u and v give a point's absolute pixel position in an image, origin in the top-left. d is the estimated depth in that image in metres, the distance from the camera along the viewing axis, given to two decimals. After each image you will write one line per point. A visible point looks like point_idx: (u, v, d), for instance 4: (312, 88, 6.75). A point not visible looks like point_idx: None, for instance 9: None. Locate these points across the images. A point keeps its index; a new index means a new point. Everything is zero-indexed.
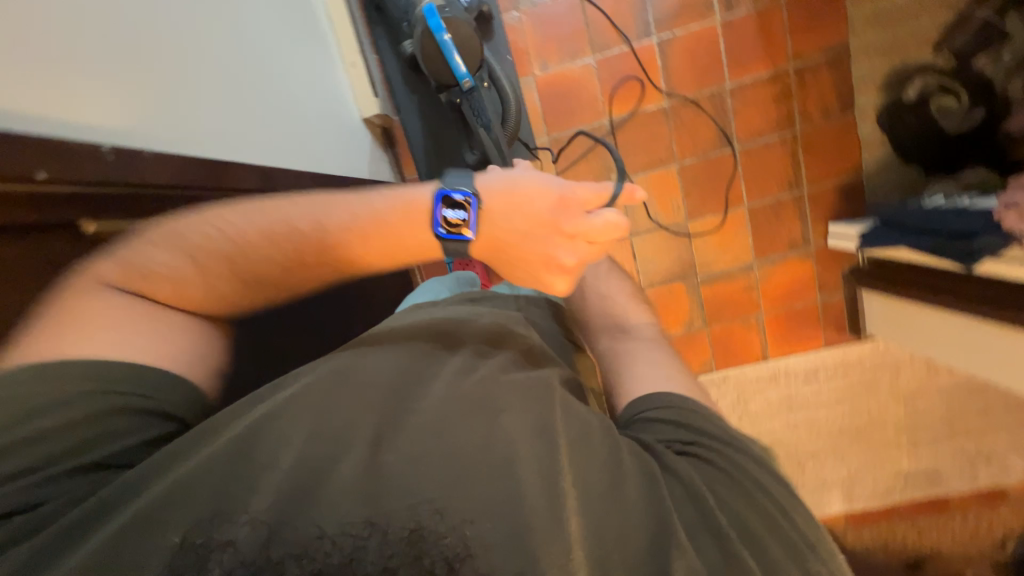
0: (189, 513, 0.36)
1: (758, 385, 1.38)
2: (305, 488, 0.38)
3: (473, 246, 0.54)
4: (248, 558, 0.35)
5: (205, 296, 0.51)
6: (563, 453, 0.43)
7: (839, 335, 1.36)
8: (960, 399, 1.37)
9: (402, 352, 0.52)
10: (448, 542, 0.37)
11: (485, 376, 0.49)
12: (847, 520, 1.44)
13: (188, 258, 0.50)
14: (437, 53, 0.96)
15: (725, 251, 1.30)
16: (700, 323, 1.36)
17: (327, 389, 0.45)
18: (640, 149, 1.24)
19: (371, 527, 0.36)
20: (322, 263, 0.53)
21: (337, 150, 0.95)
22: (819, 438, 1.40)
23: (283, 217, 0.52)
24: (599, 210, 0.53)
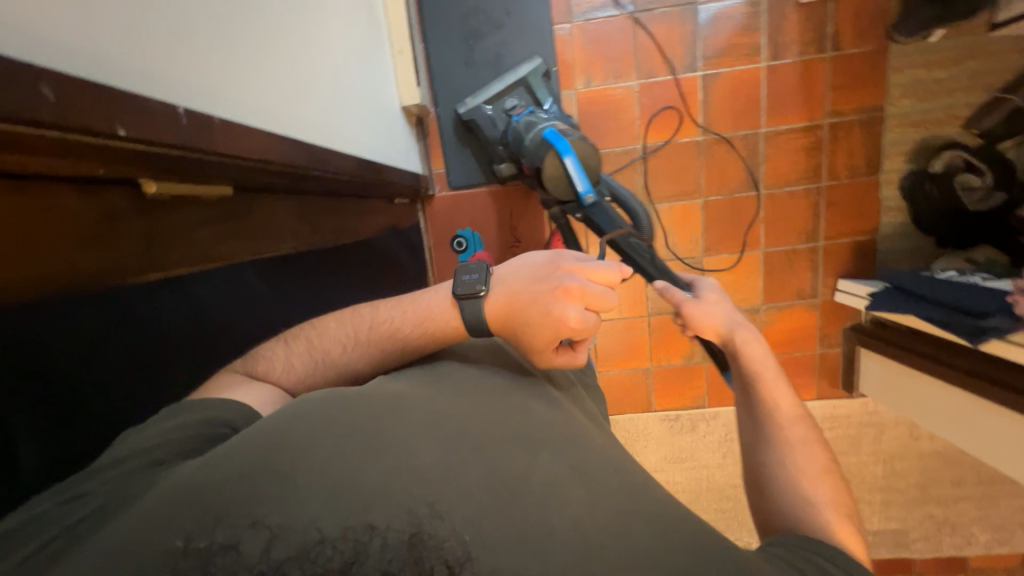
0: (187, 520, 0.32)
1: None
2: (309, 489, 0.34)
3: (489, 308, 0.57)
4: (250, 563, 0.30)
5: (287, 374, 0.55)
6: (570, 474, 0.42)
7: (832, 388, 1.39)
8: (936, 466, 1.40)
9: (436, 376, 0.52)
10: (448, 547, 0.33)
11: (522, 411, 0.49)
12: None
13: (282, 340, 0.57)
14: (560, 172, 0.94)
15: (736, 291, 1.32)
16: (700, 357, 1.37)
17: (364, 399, 0.44)
18: (669, 178, 1.25)
19: (371, 530, 0.33)
20: (370, 342, 0.58)
21: (375, 137, 0.92)
22: None
23: (352, 308, 0.61)
24: (591, 263, 0.58)
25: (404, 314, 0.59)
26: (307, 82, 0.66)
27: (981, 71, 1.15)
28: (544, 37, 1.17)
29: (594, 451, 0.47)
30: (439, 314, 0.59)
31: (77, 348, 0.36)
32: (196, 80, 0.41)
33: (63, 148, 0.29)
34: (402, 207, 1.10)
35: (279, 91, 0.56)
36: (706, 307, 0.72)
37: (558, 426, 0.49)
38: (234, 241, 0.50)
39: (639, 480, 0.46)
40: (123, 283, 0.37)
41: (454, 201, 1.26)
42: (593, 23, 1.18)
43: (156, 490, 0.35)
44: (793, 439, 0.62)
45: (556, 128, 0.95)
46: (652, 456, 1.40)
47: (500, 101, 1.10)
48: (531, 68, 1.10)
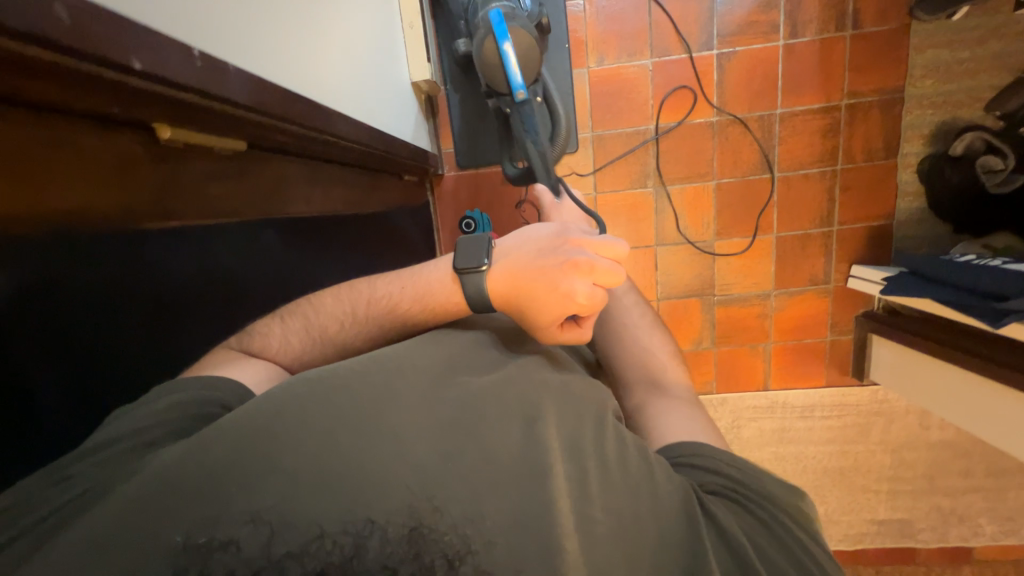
0: (185, 517, 0.33)
1: (754, 413, 1.39)
2: (304, 479, 0.36)
3: (492, 286, 0.56)
4: (251, 559, 0.32)
5: (288, 352, 0.54)
6: (556, 454, 0.44)
7: (841, 376, 1.37)
8: (945, 456, 1.39)
9: (435, 352, 0.52)
10: (448, 540, 0.36)
11: (522, 388, 0.49)
12: None
13: (276, 318, 0.55)
14: (496, 59, 0.93)
15: (746, 276, 1.30)
16: (708, 343, 1.36)
17: (358, 384, 0.44)
18: (681, 160, 1.23)
19: (371, 525, 0.35)
20: (369, 319, 0.57)
21: (385, 109, 0.91)
22: (804, 475, 1.41)
23: (350, 285, 0.60)
24: (595, 239, 0.57)
25: (405, 291, 0.58)
26: (318, 47, 0.64)
27: (1005, 52, 1.12)
28: (557, 13, 1.15)
29: (587, 427, 0.49)
30: (441, 289, 0.58)
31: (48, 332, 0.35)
32: (209, 25, 0.40)
33: (75, 75, 0.29)
34: (412, 186, 1.09)
35: (288, 48, 0.55)
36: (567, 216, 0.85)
37: (557, 402, 0.50)
38: (250, 201, 0.50)
39: (631, 459, 0.48)
40: (108, 220, 0.37)
41: (463, 182, 1.25)
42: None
43: (144, 477, 0.35)
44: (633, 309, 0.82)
45: (501, 10, 0.92)
46: None
47: None
48: None
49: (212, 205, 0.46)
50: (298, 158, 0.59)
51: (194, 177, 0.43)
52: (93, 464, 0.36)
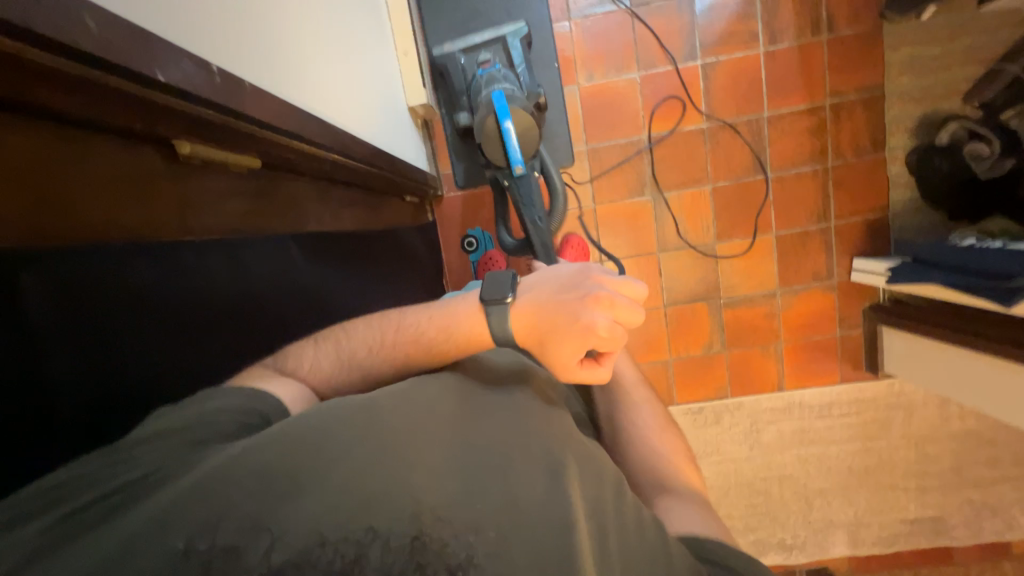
0: (188, 522, 0.32)
1: (771, 415, 1.36)
2: (324, 492, 0.35)
3: (515, 321, 0.55)
4: (250, 567, 0.31)
5: (319, 374, 0.54)
6: (575, 495, 0.43)
7: (856, 371, 1.36)
8: (969, 446, 1.36)
9: (470, 379, 0.52)
10: (450, 551, 0.35)
11: (551, 424, 0.49)
12: (850, 564, 1.41)
13: (312, 340, 0.56)
14: (496, 136, 0.98)
15: (750, 277, 1.30)
16: (718, 346, 1.35)
17: (398, 403, 0.45)
18: (676, 166, 1.25)
19: (371, 534, 0.33)
20: (396, 346, 0.56)
21: (383, 129, 0.93)
22: (828, 475, 1.38)
23: (382, 314, 0.59)
24: (617, 278, 0.56)
25: (432, 318, 0.57)
26: (317, 71, 0.66)
27: (974, 46, 1.17)
28: (544, 35, 1.19)
29: (612, 485, 0.48)
30: (467, 319, 0.56)
31: (77, 337, 0.35)
32: (216, 46, 0.41)
33: (94, 89, 0.29)
34: (413, 207, 1.10)
35: (288, 69, 0.56)
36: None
37: (583, 447, 0.49)
38: (253, 216, 0.52)
39: (646, 523, 0.47)
40: (165, 238, 0.42)
41: (463, 202, 1.26)
42: (592, 20, 1.20)
43: (190, 477, 0.35)
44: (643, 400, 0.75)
45: (503, 90, 0.97)
46: None
47: (474, 53, 1.08)
48: (513, 27, 1.08)
49: (231, 209, 0.49)
50: (301, 177, 0.60)
51: (222, 186, 0.47)
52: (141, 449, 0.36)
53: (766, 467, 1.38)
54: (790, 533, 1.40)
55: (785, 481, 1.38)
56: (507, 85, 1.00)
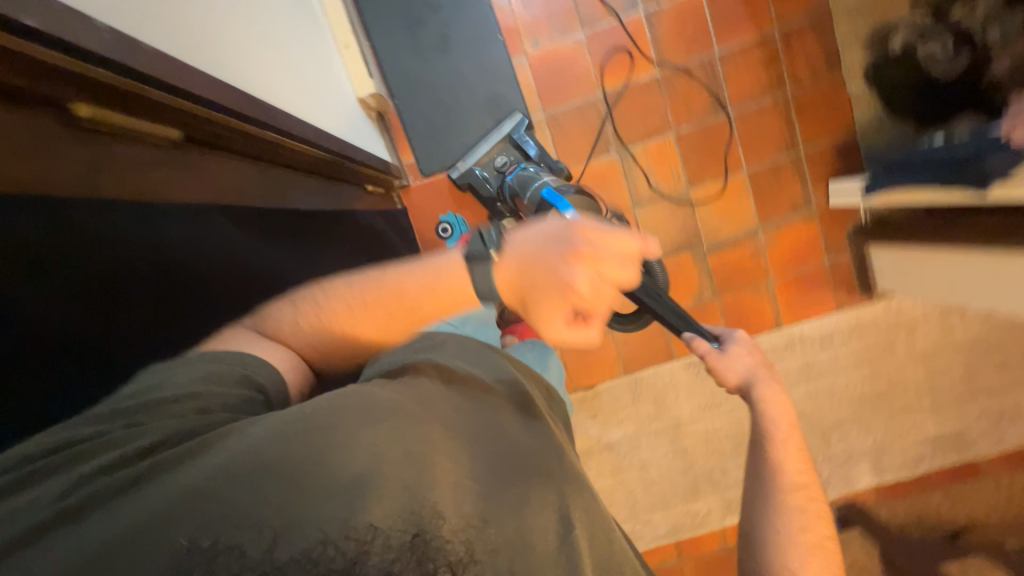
0: (194, 519, 0.38)
1: (774, 354, 1.35)
2: (329, 495, 0.42)
3: (496, 278, 0.50)
4: (253, 559, 0.38)
5: (294, 334, 0.59)
6: (538, 514, 0.52)
7: (851, 297, 1.34)
8: (978, 355, 1.35)
9: (476, 391, 0.59)
10: (449, 550, 0.44)
11: (539, 440, 0.59)
12: (879, 493, 1.41)
13: (290, 302, 0.59)
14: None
15: (729, 218, 1.29)
16: (710, 293, 1.34)
17: (416, 413, 0.51)
18: (637, 119, 1.25)
19: (373, 531, 0.42)
20: (375, 303, 0.56)
21: (331, 116, 0.93)
22: (840, 405, 1.37)
23: (362, 273, 0.58)
24: (613, 232, 0.48)
25: (412, 274, 0.55)
26: (244, 55, 0.65)
27: None
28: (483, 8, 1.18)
29: (585, 501, 0.58)
30: (451, 277, 0.53)
31: (41, 301, 0.48)
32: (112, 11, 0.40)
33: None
34: (379, 197, 1.12)
35: (208, 49, 0.55)
36: (728, 358, 0.75)
37: (569, 472, 0.59)
38: (183, 184, 0.49)
39: (606, 536, 0.58)
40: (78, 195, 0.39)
41: (431, 187, 1.26)
42: None
43: (208, 456, 0.41)
44: (801, 514, 0.65)
45: (552, 185, 0.92)
46: (685, 405, 1.39)
47: (489, 161, 1.17)
48: (512, 123, 1.17)
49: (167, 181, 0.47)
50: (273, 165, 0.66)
51: (148, 154, 0.45)
52: (137, 429, 0.43)
53: None
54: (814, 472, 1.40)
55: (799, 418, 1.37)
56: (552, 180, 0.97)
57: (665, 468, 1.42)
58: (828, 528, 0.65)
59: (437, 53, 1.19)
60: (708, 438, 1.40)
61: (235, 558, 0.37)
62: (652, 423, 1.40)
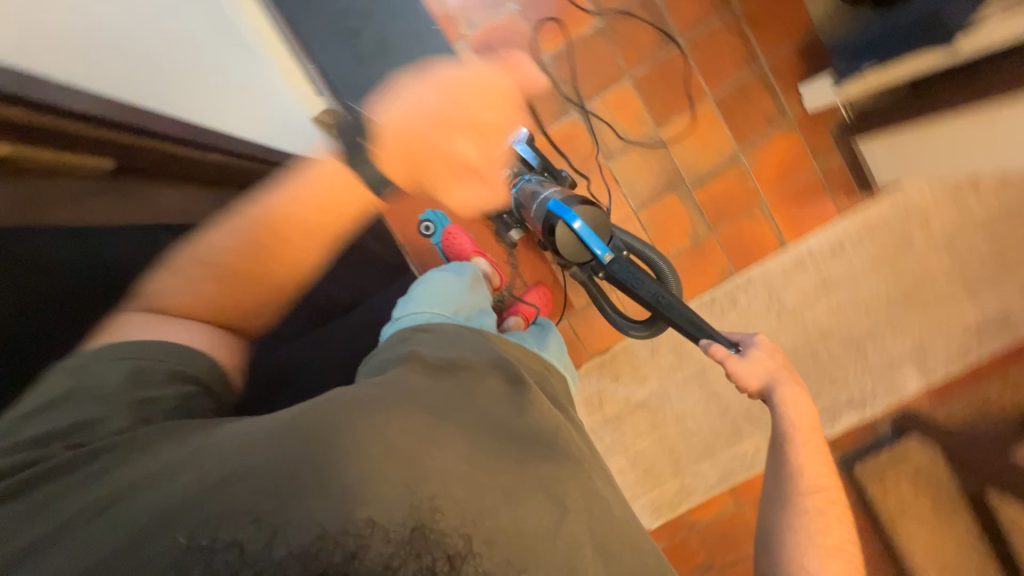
0: (188, 521, 0.40)
1: (786, 276, 1.30)
2: (331, 491, 0.43)
3: None
4: (252, 556, 0.40)
5: (199, 302, 0.59)
6: (540, 501, 0.53)
7: (852, 199, 1.28)
8: (1004, 227, 1.27)
9: (464, 380, 0.61)
10: (449, 540, 0.45)
11: (530, 422, 0.60)
12: (930, 395, 1.34)
13: (173, 270, 0.59)
14: (573, 243, 0.83)
15: (706, 150, 1.26)
16: (705, 230, 1.30)
17: (403, 407, 0.52)
18: (590, 74, 1.23)
19: (372, 526, 0.43)
20: (283, 244, 0.58)
21: None
22: (868, 312, 1.31)
23: (236, 217, 0.58)
24: None
25: (291, 200, 0.58)
26: None
27: None
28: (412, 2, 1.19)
29: (584, 477, 0.60)
30: (337, 198, 0.59)
31: None
32: None
33: None
34: None
35: None
36: (749, 364, 0.77)
37: (565, 453, 0.60)
38: None
39: (608, 506, 0.60)
40: None
41: (403, 190, 1.27)
42: None
43: (191, 469, 0.43)
44: (816, 513, 0.69)
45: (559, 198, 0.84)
46: None
47: None
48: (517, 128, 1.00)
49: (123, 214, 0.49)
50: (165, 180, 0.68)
51: None
52: (109, 455, 0.45)
53: (802, 331, 1.33)
54: (856, 388, 1.35)
55: (827, 335, 1.32)
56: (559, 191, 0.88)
57: (700, 416, 1.39)
58: (847, 533, 0.69)
59: (377, 53, 1.17)
60: None
61: (234, 554, 0.40)
62: (676, 373, 1.37)
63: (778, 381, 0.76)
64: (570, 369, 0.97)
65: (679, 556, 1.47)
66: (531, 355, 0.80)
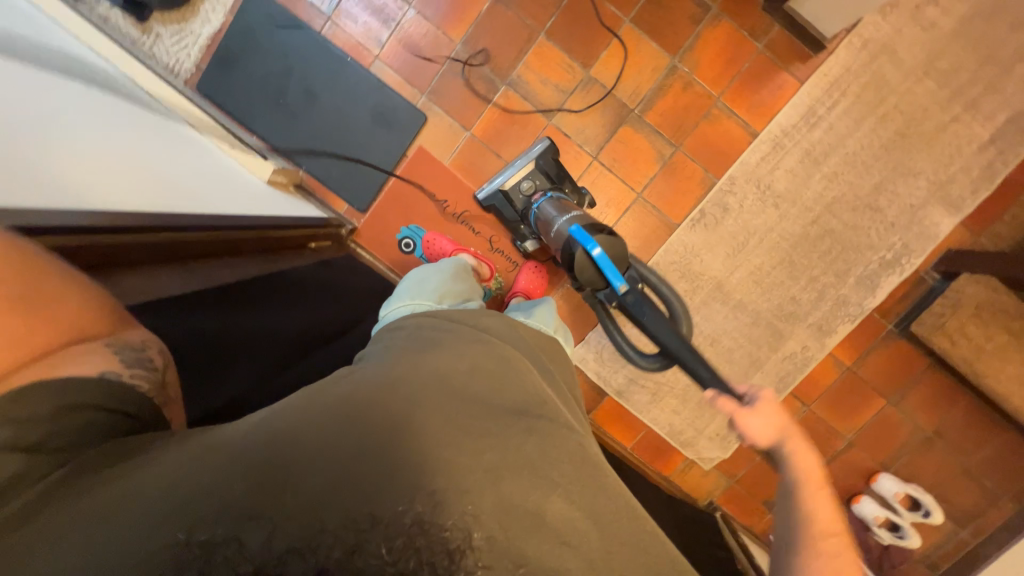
0: (191, 518, 0.42)
1: (768, 163, 1.25)
2: (313, 490, 0.45)
3: None
4: (251, 553, 0.41)
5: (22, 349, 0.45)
6: (525, 479, 0.52)
7: (809, 63, 1.22)
8: (980, 29, 1.18)
9: (446, 358, 0.60)
10: (447, 534, 0.46)
11: (514, 399, 0.59)
12: (966, 229, 1.25)
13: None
14: (590, 267, 0.92)
15: (642, 72, 1.24)
16: (670, 149, 1.27)
17: (383, 398, 0.52)
18: (503, 44, 1.24)
19: (371, 522, 0.44)
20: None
21: (259, 201, 1.02)
22: (867, 168, 1.24)
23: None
24: None
25: None
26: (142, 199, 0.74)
27: None
28: (322, 46, 1.25)
29: (574, 448, 0.59)
30: None
31: None
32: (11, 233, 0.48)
33: None
34: (327, 249, 1.22)
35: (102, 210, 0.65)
36: (760, 418, 0.69)
37: (552, 426, 0.59)
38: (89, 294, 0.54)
39: (600, 473, 0.59)
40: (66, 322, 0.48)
41: (373, 218, 1.32)
42: (349, 4, 1.26)
43: (185, 477, 0.43)
44: (827, 555, 0.61)
45: (580, 225, 0.94)
46: (716, 262, 1.30)
47: (517, 186, 1.20)
48: (543, 149, 1.18)
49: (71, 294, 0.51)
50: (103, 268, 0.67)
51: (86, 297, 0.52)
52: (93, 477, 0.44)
53: (807, 211, 1.26)
54: (885, 248, 1.27)
55: (833, 206, 1.26)
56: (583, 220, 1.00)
57: (734, 331, 1.34)
58: None
59: (305, 104, 1.27)
60: (758, 278, 1.30)
61: (235, 549, 0.41)
62: (695, 299, 1.33)
63: (789, 442, 0.68)
64: (563, 333, 0.94)
65: (764, 476, 1.42)
66: (515, 328, 0.78)
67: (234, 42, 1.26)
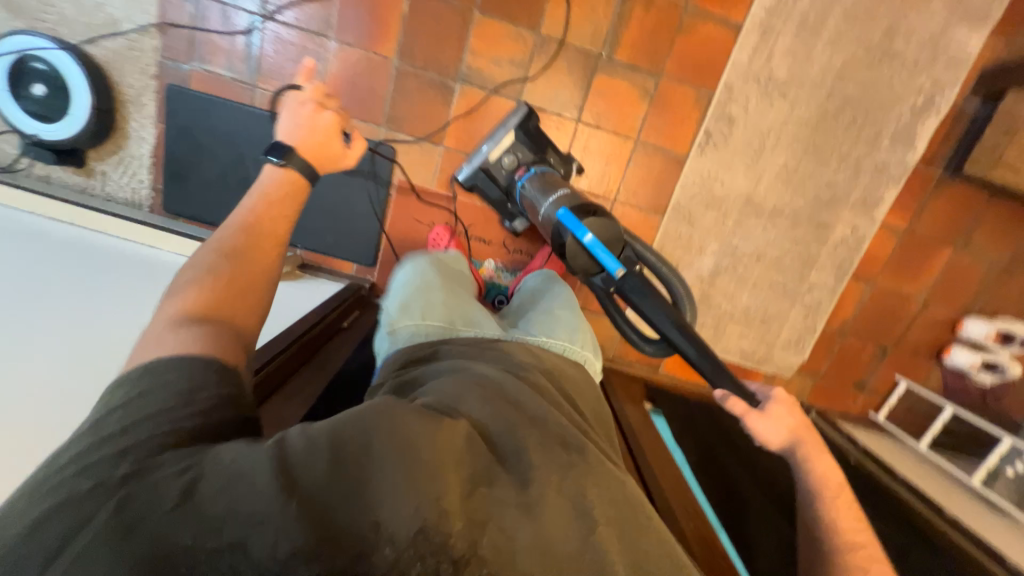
0: (212, 509, 0.37)
1: (762, 53, 1.12)
2: (379, 500, 0.41)
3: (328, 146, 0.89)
4: (257, 558, 0.36)
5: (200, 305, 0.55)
6: (573, 507, 0.48)
7: None
8: None
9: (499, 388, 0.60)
10: (459, 548, 0.41)
11: (566, 435, 0.56)
12: (994, 41, 1.12)
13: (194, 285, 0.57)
14: (583, 256, 0.76)
15: (595, 9, 1.10)
16: (654, 80, 1.15)
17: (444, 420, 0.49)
18: (440, 39, 1.12)
19: (378, 530, 0.39)
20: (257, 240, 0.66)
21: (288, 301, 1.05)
22: (871, 14, 1.10)
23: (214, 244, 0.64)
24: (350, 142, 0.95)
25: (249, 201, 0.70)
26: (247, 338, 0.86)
27: None
28: (259, 119, 1.17)
29: (624, 494, 0.53)
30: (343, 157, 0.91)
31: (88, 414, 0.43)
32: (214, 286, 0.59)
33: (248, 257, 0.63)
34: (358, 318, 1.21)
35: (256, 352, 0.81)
36: (770, 421, 0.71)
37: (604, 470, 0.54)
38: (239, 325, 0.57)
39: (648, 522, 0.52)
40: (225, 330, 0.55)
41: (386, 267, 1.30)
42: (267, 61, 1.14)
43: (238, 460, 0.40)
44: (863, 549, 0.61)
45: (568, 207, 0.78)
46: (739, 178, 1.22)
47: (497, 162, 1.12)
48: (518, 116, 1.10)
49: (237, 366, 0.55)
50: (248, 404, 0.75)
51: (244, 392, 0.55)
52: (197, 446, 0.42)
53: (818, 87, 1.15)
54: (914, 93, 1.15)
55: (845, 71, 1.13)
56: (567, 198, 0.82)
57: (777, 239, 1.27)
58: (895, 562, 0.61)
59: None
60: (787, 177, 1.22)
61: (243, 558, 0.36)
62: (728, 223, 1.26)
63: (795, 446, 0.71)
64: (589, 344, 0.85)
65: (848, 361, 1.41)
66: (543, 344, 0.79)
67: (177, 150, 1.19)
